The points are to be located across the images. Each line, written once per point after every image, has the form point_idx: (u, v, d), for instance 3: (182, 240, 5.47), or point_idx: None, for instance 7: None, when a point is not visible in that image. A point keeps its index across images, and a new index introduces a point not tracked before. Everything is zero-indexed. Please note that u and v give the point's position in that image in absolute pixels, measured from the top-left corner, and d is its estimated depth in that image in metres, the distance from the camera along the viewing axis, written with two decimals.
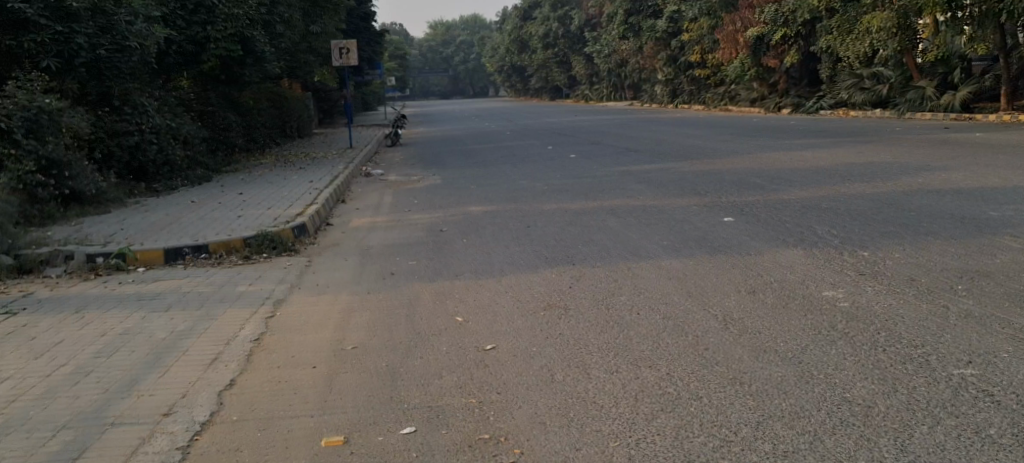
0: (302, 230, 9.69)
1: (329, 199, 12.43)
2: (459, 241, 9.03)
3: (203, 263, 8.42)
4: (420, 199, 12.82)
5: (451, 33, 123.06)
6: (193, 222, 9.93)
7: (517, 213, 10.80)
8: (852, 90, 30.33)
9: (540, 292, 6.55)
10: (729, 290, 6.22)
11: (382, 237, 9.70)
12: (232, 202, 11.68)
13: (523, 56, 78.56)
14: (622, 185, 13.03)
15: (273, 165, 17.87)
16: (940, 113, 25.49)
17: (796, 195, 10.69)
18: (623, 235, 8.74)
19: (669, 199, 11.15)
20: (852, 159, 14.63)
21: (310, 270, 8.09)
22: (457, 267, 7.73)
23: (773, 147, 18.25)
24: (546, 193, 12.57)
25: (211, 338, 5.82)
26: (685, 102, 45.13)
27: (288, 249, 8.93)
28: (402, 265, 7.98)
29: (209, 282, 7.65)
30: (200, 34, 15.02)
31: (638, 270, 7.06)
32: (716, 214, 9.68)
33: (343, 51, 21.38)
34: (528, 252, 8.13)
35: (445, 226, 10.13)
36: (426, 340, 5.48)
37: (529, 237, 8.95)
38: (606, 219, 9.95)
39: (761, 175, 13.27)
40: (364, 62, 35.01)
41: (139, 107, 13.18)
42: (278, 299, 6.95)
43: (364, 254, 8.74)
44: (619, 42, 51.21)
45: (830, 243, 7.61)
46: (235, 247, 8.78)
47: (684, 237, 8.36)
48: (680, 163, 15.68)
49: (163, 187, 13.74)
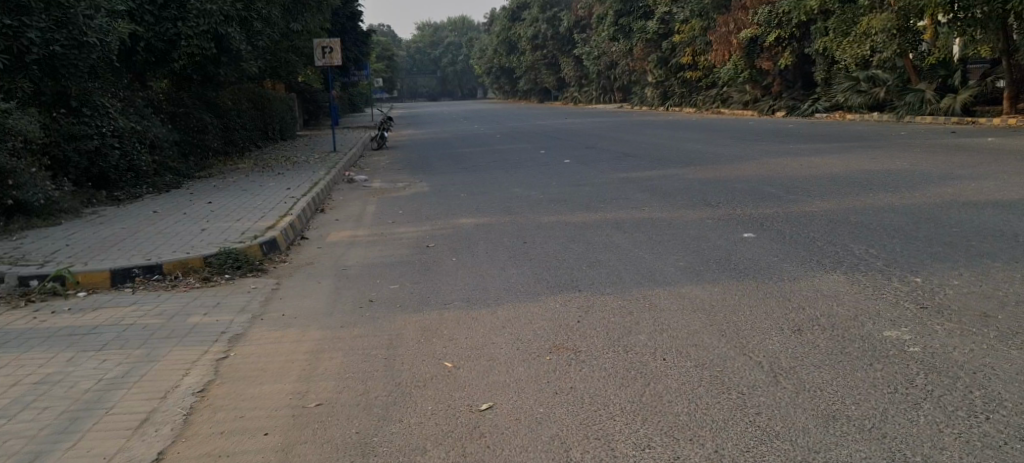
0: (272, 245, 8.67)
1: (307, 209, 11.40)
2: (448, 261, 8.03)
3: (155, 286, 7.39)
4: (406, 210, 11.82)
5: (439, 34, 122.00)
6: (149, 236, 8.89)
7: (513, 226, 9.83)
8: (848, 93, 29.34)
9: (545, 327, 5.56)
10: (770, 327, 5.25)
11: (363, 255, 8.69)
12: (199, 213, 10.65)
13: (511, 57, 77.68)
14: (623, 194, 12.08)
15: (251, 171, 16.82)
16: (940, 117, 24.67)
17: (816, 208, 9.75)
18: (635, 255, 7.79)
19: (678, 211, 10.21)
20: (866, 166, 13.75)
21: (278, 296, 7.06)
22: (447, 294, 6.72)
23: (777, 152, 17.35)
24: (543, 203, 11.60)
25: (146, 390, 4.82)
26: (676, 104, 44.25)
27: (253, 269, 7.91)
28: (384, 290, 6.98)
29: (159, 310, 6.63)
30: (170, 31, 14.02)
31: (657, 300, 6.09)
32: (734, 229, 8.75)
33: (327, 50, 20.29)
34: (528, 276, 7.15)
35: (433, 242, 9.12)
36: (410, 396, 4.49)
37: (528, 257, 7.97)
38: (612, 234, 8.98)
39: (773, 183, 12.34)
40: (350, 63, 33.96)
41: (99, 108, 12.11)
42: (236, 335, 5.94)
43: (342, 276, 7.73)
44: (609, 44, 50.35)
45: (873, 265, 6.67)
46: (193, 267, 7.74)
47: (704, 258, 7.40)
48: (682, 170, 14.76)
49: (126, 195, 12.66)
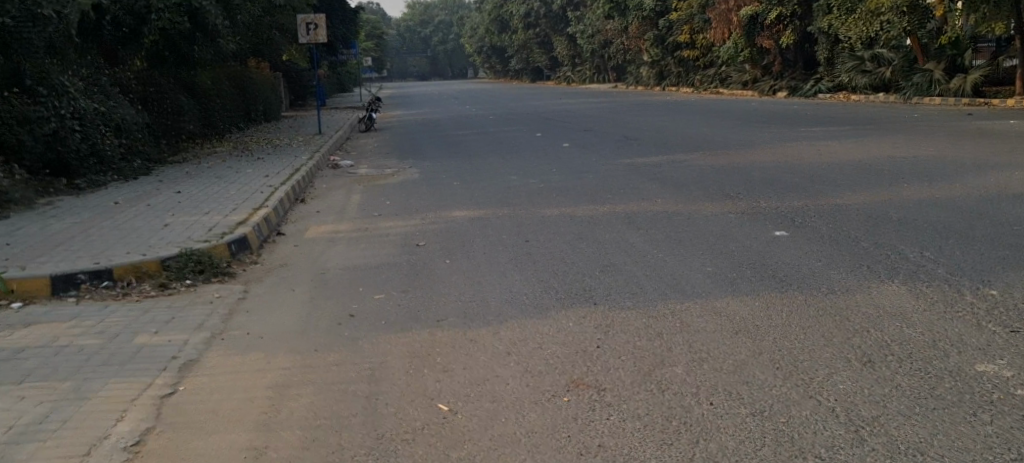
0: (242, 244, 7.69)
1: (287, 200, 10.41)
2: (441, 264, 7.07)
3: (103, 295, 6.41)
4: (395, 200, 10.84)
5: (429, 12, 120.27)
6: (104, 234, 7.91)
7: (513, 220, 8.88)
8: (853, 74, 28.33)
9: (558, 355, 4.62)
10: (833, 357, 4.31)
11: (345, 255, 7.71)
12: (165, 205, 9.65)
13: (503, 36, 76.47)
14: (631, 183, 11.12)
15: (230, 155, 15.79)
16: (949, 98, 23.73)
17: (848, 200, 8.83)
18: (654, 257, 6.85)
19: (694, 203, 9.29)
20: (888, 151, 12.85)
21: (244, 308, 6.11)
22: (439, 307, 5.77)
23: (788, 136, 16.43)
24: (545, 193, 10.64)
25: (64, 442, 3.85)
26: (672, 84, 43.12)
27: (217, 273, 6.94)
28: (367, 302, 6.04)
29: (102, 327, 5.65)
30: (139, 4, 13.06)
31: (688, 318, 5.14)
32: (763, 226, 7.81)
33: (312, 27, 19.16)
34: (533, 284, 6.21)
35: (424, 239, 8.15)
36: (393, 456, 3.56)
37: (531, 259, 7.03)
38: (624, 231, 8.04)
39: (791, 171, 11.42)
40: (339, 41, 32.79)
41: (57, 87, 11.17)
42: (187, 361, 4.98)
43: (319, 282, 6.76)
44: (605, 22, 49.19)
45: (935, 273, 5.74)
46: (149, 272, 6.77)
47: (736, 262, 6.47)
48: (690, 156, 13.81)
49: (88, 184, 11.57)
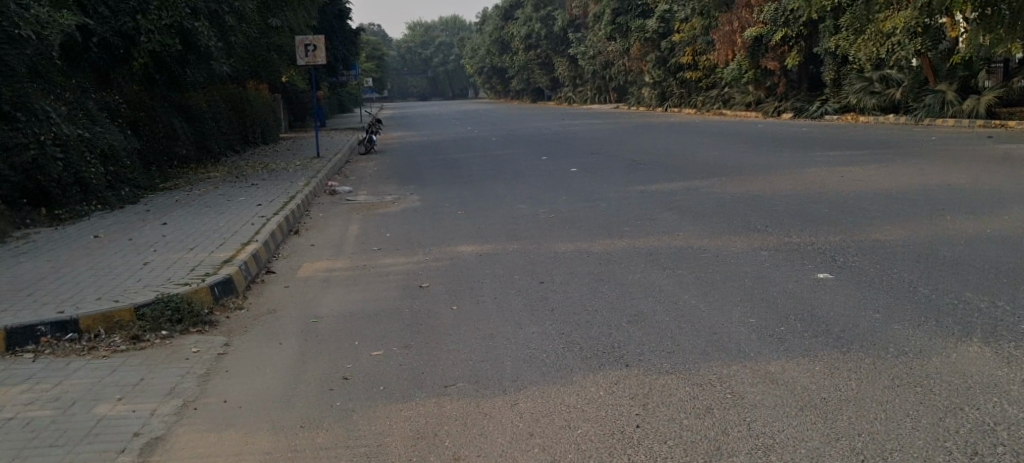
0: (226, 286, 6.94)
1: (278, 232, 9.70)
2: (447, 311, 6.33)
3: (65, 349, 5.65)
4: (395, 232, 10.11)
5: (429, 32, 120.17)
6: (76, 275, 7.17)
7: (525, 257, 8.14)
8: (861, 95, 27.51)
9: (592, 439, 3.90)
10: (927, 447, 3.59)
11: (340, 298, 6.97)
12: (147, 239, 8.92)
13: (503, 56, 76.05)
14: (648, 213, 10.40)
15: (222, 181, 15.10)
16: (963, 120, 23.08)
17: (890, 235, 8.11)
18: (687, 304, 6.11)
19: (720, 237, 8.58)
20: (916, 178, 12.15)
21: (225, 367, 5.36)
22: (448, 368, 5.03)
23: (804, 160, 15.75)
24: (556, 225, 9.94)
25: None
26: (674, 105, 42.48)
27: (197, 322, 6.20)
28: (364, 360, 5.30)
29: (59, 391, 4.88)
30: (128, 26, 12.24)
31: (739, 387, 4.41)
32: (803, 266, 7.07)
33: (311, 48, 18.49)
34: (553, 338, 5.47)
35: (428, 280, 7.39)
36: None
37: (548, 306, 6.28)
38: (648, 270, 7.29)
39: (817, 200, 10.71)
40: (337, 62, 32.20)
41: (38, 112, 10.37)
42: (153, 440, 4.22)
43: (310, 332, 6.02)
44: (607, 42, 48.66)
45: (1017, 329, 5.01)
46: (121, 322, 6.02)
47: (782, 314, 5.72)
48: (707, 183, 13.10)
49: (69, 214, 10.88)
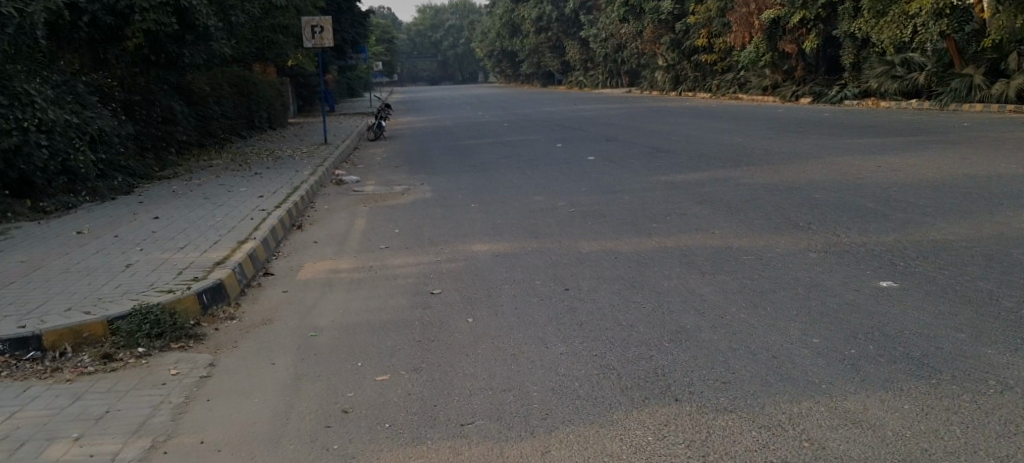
0: (217, 292, 6.21)
1: (279, 227, 8.97)
2: (461, 325, 5.57)
3: (26, 371, 4.96)
4: (404, 227, 9.37)
5: (439, 15, 118.98)
6: (50, 279, 6.47)
7: (546, 258, 7.37)
8: (882, 79, 26.48)
9: None
10: None
11: (341, 306, 6.23)
12: (136, 235, 8.23)
13: (514, 40, 74.98)
14: (677, 207, 9.62)
15: (224, 169, 14.39)
16: (992, 105, 22.03)
17: (951, 234, 7.30)
18: (736, 319, 5.35)
19: (761, 235, 7.80)
20: (962, 168, 11.29)
21: (208, 394, 4.64)
22: (464, 399, 4.29)
23: (834, 147, 14.88)
24: (578, 219, 9.19)
25: None
26: (688, 89, 41.48)
27: (179, 337, 5.49)
28: (367, 387, 4.56)
29: (8, 428, 4.18)
30: (121, 3, 11.62)
31: (816, 433, 3.66)
32: (862, 271, 6.28)
33: (317, 30, 17.70)
34: (586, 362, 4.72)
35: (439, 285, 6.64)
36: None
37: (575, 320, 5.51)
38: (684, 275, 6.53)
39: (858, 193, 9.88)
40: (347, 45, 31.45)
41: (21, 96, 9.68)
42: None
43: (307, 349, 5.29)
44: (619, 25, 47.63)
45: None
46: (91, 338, 5.31)
47: (850, 331, 4.95)
48: (735, 173, 12.30)
49: (55, 205, 10.20)
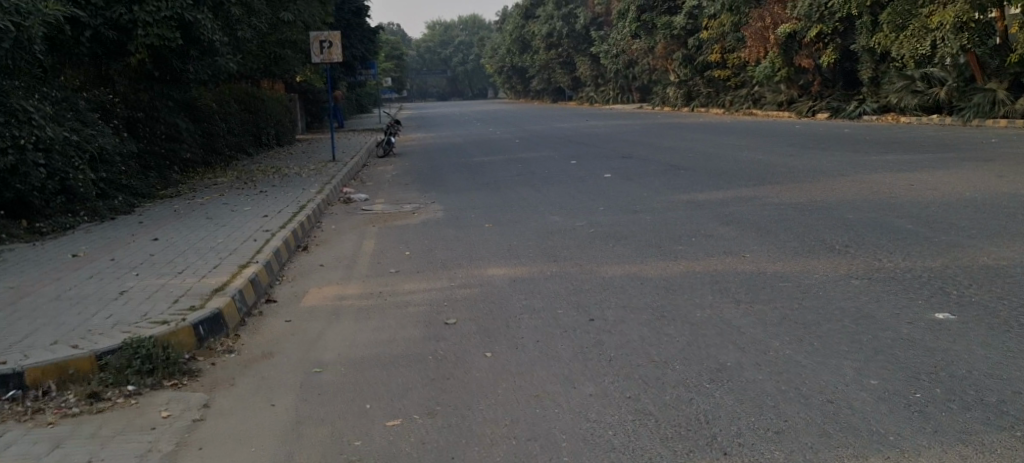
0: (215, 324, 5.77)
1: (284, 250, 8.55)
2: (479, 361, 5.11)
3: (4, 412, 4.52)
4: (416, 249, 8.91)
5: (449, 32, 119.18)
6: (38, 308, 6.04)
7: (567, 284, 6.90)
8: (902, 94, 25.96)
9: None
10: None
11: (349, 337, 5.78)
12: (134, 259, 7.82)
13: (525, 56, 74.75)
14: (701, 228, 9.14)
15: (230, 187, 14.01)
16: (1016, 120, 21.46)
17: (1002, 259, 6.79)
18: (781, 355, 4.86)
19: (795, 259, 7.32)
20: (999, 186, 10.77)
21: (201, 440, 4.18)
22: (486, 451, 3.82)
23: (859, 164, 14.38)
24: (598, 241, 8.72)
25: None
26: (701, 105, 41.00)
27: (173, 374, 5.04)
28: (377, 434, 4.09)
29: None
30: (124, 17, 11.23)
31: None
32: (913, 301, 5.78)
33: (326, 45, 17.33)
34: (620, 407, 4.24)
35: (454, 314, 6.18)
36: None
37: (603, 357, 5.03)
38: (718, 304, 6.05)
39: (892, 212, 9.38)
40: (357, 61, 31.16)
41: (18, 113, 9.29)
42: None
43: (311, 388, 4.84)
44: (631, 40, 47.28)
45: None
46: (76, 375, 4.87)
47: (912, 371, 4.46)
48: (759, 191, 11.82)
49: (52, 226, 9.79)
